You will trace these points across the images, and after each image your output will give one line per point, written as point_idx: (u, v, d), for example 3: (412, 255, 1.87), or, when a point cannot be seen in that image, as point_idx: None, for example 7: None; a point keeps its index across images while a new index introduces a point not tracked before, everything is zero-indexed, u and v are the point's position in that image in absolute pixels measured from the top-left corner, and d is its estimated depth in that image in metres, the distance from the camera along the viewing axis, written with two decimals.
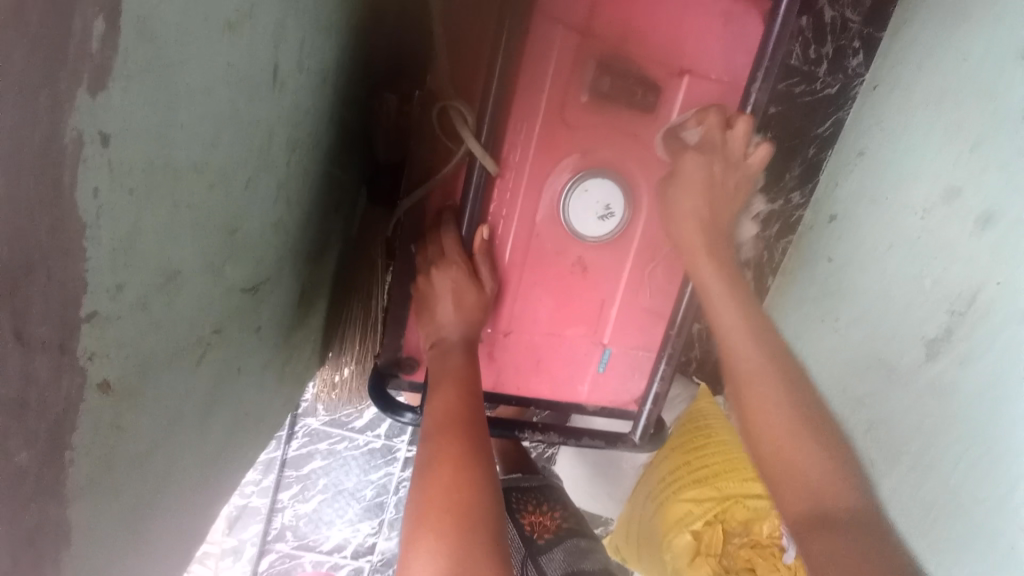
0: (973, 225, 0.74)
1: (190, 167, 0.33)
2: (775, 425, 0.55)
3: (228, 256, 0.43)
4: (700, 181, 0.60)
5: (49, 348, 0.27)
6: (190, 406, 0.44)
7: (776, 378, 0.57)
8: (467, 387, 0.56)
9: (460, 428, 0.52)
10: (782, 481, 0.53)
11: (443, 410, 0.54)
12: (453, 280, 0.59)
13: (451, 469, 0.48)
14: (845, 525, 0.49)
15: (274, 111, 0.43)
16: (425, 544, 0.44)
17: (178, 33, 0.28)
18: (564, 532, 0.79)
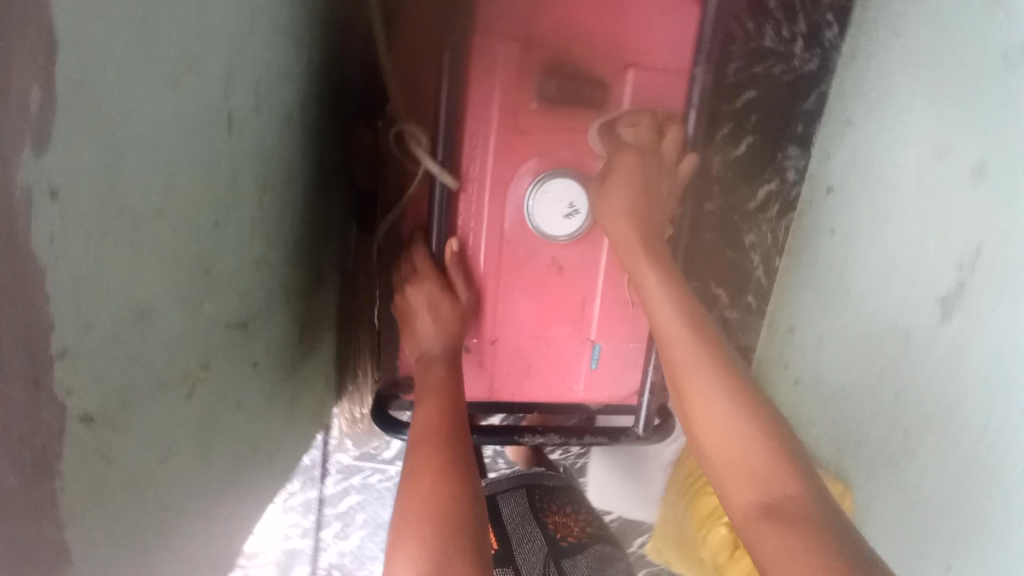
0: (969, 175, 0.74)
1: (149, 210, 0.36)
2: (713, 414, 0.52)
3: (205, 292, 0.46)
4: (634, 176, 0.60)
5: (25, 381, 0.30)
6: (185, 436, 0.47)
7: (708, 362, 0.53)
8: (452, 401, 0.57)
9: (443, 439, 0.53)
10: (730, 474, 0.49)
11: (425, 424, 0.55)
12: (428, 293, 0.62)
13: (431, 479, 0.49)
14: (794, 513, 0.44)
15: (234, 154, 0.47)
16: (404, 556, 0.44)
17: (118, 90, 0.32)
18: (587, 542, 0.84)
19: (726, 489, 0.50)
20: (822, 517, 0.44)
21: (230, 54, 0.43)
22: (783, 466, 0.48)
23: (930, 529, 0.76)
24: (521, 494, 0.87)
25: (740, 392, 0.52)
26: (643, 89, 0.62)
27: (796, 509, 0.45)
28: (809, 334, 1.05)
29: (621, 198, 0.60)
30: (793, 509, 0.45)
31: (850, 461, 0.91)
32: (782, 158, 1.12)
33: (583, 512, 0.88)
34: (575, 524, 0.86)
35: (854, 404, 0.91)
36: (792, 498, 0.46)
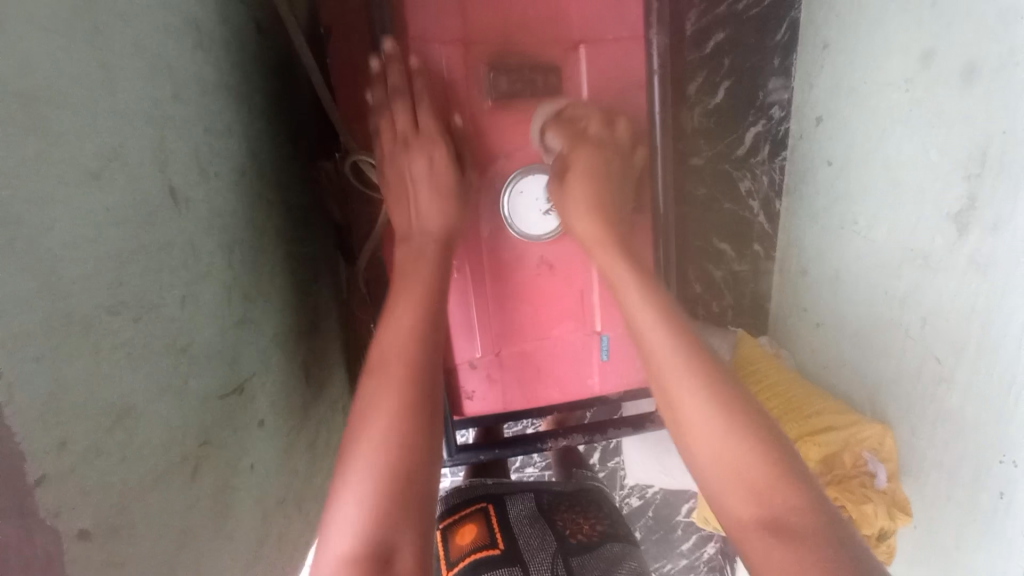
0: (959, 77, 0.70)
1: (102, 311, 0.35)
2: (703, 420, 0.49)
3: (188, 371, 0.45)
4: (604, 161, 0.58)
5: (7, 519, 0.29)
6: (199, 517, 0.46)
7: (691, 368, 0.51)
8: (427, 308, 0.51)
9: (416, 359, 0.48)
10: (728, 485, 0.47)
11: (395, 338, 0.49)
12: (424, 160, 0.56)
13: (389, 413, 0.45)
14: (801, 531, 0.43)
15: (186, 226, 0.45)
16: (353, 491, 0.42)
17: (31, 200, 0.30)
18: (597, 539, 0.83)
19: (720, 503, 0.48)
20: (830, 533, 0.43)
21: (156, 129, 0.41)
22: (782, 477, 0.46)
23: (980, 455, 0.73)
24: (530, 498, 0.90)
25: (728, 399, 0.50)
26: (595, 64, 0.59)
27: (800, 525, 0.43)
28: (824, 271, 1.01)
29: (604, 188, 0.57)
30: (797, 525, 0.43)
31: (886, 399, 0.88)
32: (764, 98, 1.08)
33: (595, 514, 0.89)
34: (585, 521, 0.87)
35: (879, 336, 0.88)
36: (795, 512, 0.44)
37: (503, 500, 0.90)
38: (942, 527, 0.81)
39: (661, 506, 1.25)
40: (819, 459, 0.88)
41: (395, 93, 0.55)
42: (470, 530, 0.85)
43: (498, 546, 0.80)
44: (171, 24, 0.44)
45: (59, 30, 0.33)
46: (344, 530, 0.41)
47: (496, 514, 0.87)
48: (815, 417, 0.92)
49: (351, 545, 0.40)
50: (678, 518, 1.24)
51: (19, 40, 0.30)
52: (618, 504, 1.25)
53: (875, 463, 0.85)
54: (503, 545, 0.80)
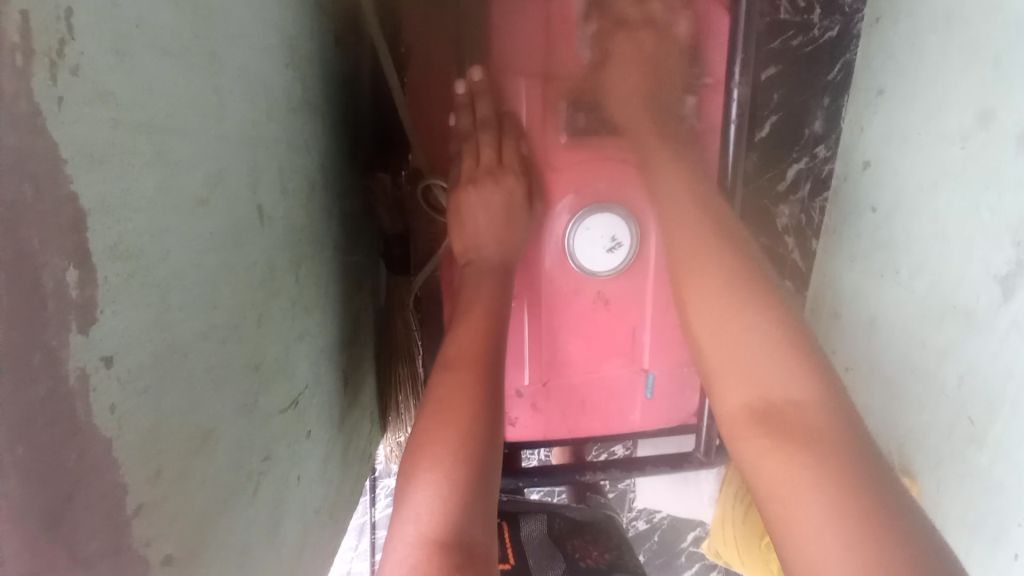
0: (1016, 143, 0.70)
1: (198, 337, 0.35)
2: (711, 300, 0.52)
3: (258, 390, 0.45)
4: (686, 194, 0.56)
5: (105, 556, 0.29)
6: (257, 534, 0.46)
7: (709, 252, 0.53)
8: (495, 325, 0.54)
9: (485, 366, 0.51)
10: (730, 363, 0.50)
11: (465, 348, 0.52)
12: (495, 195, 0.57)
13: (462, 416, 0.47)
14: (791, 415, 0.45)
15: (267, 246, 0.45)
16: (427, 485, 0.44)
17: (152, 234, 0.30)
18: (605, 566, 0.82)
19: (717, 391, 0.51)
20: (823, 420, 0.45)
21: (250, 150, 0.41)
22: (787, 374, 0.47)
23: (1005, 518, 0.73)
24: (543, 519, 0.89)
25: (740, 296, 0.51)
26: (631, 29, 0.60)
27: (793, 414, 0.46)
28: (859, 315, 1.01)
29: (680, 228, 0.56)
30: (792, 414, 0.46)
31: (914, 450, 0.88)
32: (809, 135, 1.08)
33: (605, 543, 0.88)
34: (593, 548, 0.86)
35: (912, 387, 0.88)
36: (791, 401, 0.46)
37: (517, 518, 0.88)
38: None
39: (668, 533, 1.24)
40: None
41: (483, 122, 0.57)
42: None
43: (509, 560, 0.81)
44: (270, 44, 0.44)
45: (178, 52, 0.32)
46: (419, 520, 0.42)
47: (509, 532, 0.86)
48: None
49: (426, 533, 0.41)
50: (683, 545, 1.23)
51: (151, 70, 0.30)
52: (625, 526, 1.24)
53: None
54: (514, 560, 0.81)
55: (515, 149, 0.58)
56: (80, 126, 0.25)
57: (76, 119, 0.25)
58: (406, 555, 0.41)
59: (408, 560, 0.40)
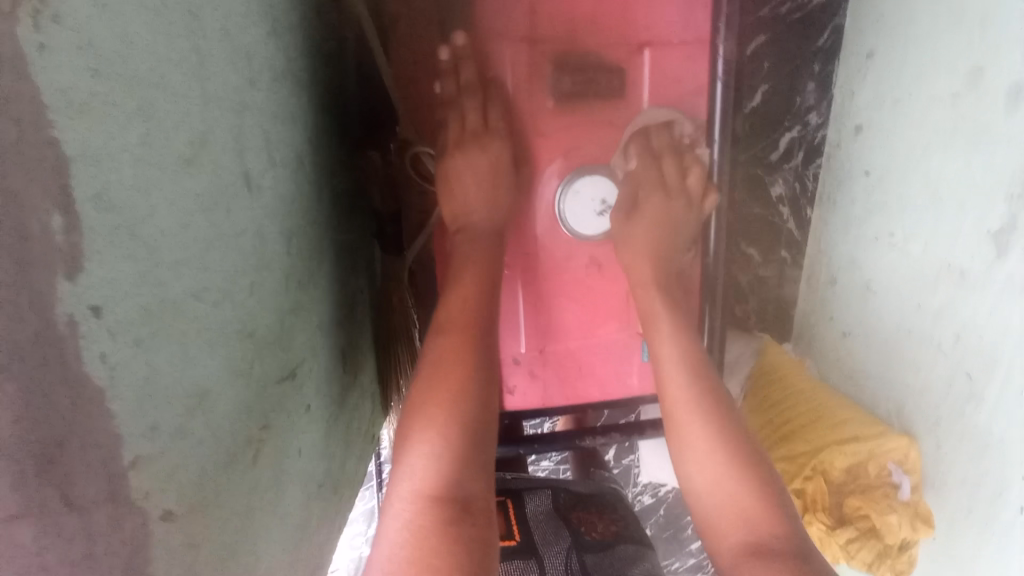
0: (1005, 99, 0.70)
1: (188, 296, 0.35)
2: (699, 431, 0.54)
3: (253, 357, 0.45)
4: (656, 214, 0.60)
5: (101, 504, 0.29)
6: (257, 500, 0.47)
7: (697, 384, 0.56)
8: (490, 286, 0.54)
9: (478, 327, 0.51)
10: (721, 503, 0.51)
11: (462, 310, 0.52)
12: (484, 162, 0.58)
13: (458, 376, 0.48)
14: (781, 551, 0.47)
15: (256, 214, 0.45)
16: (426, 438, 0.44)
17: (136, 188, 0.31)
18: (611, 539, 0.82)
19: (714, 533, 0.51)
20: (810, 560, 0.46)
21: (235, 115, 0.41)
22: (769, 511, 0.50)
23: (1003, 473, 0.73)
24: (547, 495, 0.89)
25: (735, 440, 0.54)
26: (658, 168, 0.61)
27: (783, 550, 0.47)
28: (855, 280, 1.01)
29: (640, 241, 0.59)
30: (781, 551, 0.47)
31: (912, 412, 0.88)
32: (800, 104, 1.08)
33: (611, 514, 0.88)
34: (599, 521, 0.85)
35: (911, 349, 0.88)
36: (778, 539, 0.48)
37: (521, 495, 0.89)
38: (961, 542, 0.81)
39: (674, 506, 1.26)
40: (842, 468, 0.88)
41: (467, 88, 0.57)
42: None
43: (515, 538, 0.81)
44: (251, 10, 0.44)
45: (158, 10, 0.32)
46: (417, 473, 0.43)
47: (513, 510, 0.86)
48: (840, 428, 0.91)
49: (423, 488, 0.42)
50: (689, 518, 1.26)
51: (132, 27, 0.30)
52: (630, 501, 1.25)
53: (899, 473, 0.85)
54: (520, 537, 0.81)
55: (500, 114, 0.58)
56: (64, 73, 0.26)
57: (65, 67, 0.26)
58: (402, 510, 0.41)
59: (405, 514, 0.41)
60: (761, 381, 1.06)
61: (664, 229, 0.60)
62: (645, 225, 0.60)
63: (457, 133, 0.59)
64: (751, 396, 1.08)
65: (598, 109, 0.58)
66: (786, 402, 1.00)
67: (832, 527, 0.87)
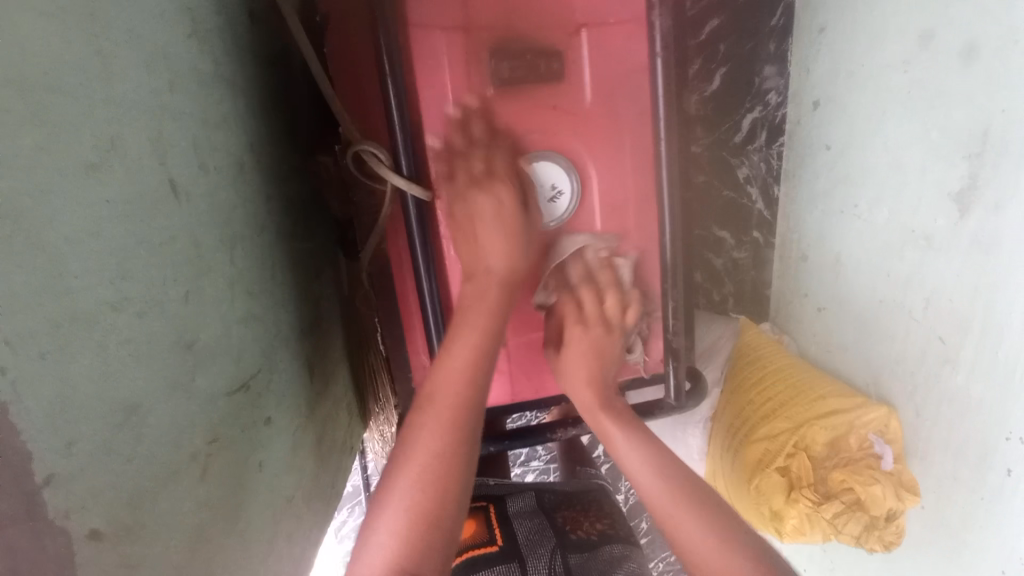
0: (958, 59, 0.70)
1: (105, 307, 0.34)
2: (695, 536, 0.55)
3: (194, 369, 0.44)
4: (589, 348, 0.63)
5: (16, 520, 0.29)
6: (210, 518, 0.45)
7: (685, 494, 0.57)
8: (482, 356, 0.55)
9: (460, 407, 0.53)
10: None
11: (452, 387, 0.54)
12: (494, 205, 0.56)
13: (432, 460, 0.51)
14: None
15: (188, 222, 0.44)
16: (398, 508, 0.49)
17: (35, 194, 0.30)
18: (596, 538, 0.81)
19: None
20: None
21: (155, 121, 0.40)
22: None
23: (985, 435, 0.73)
24: (530, 496, 0.88)
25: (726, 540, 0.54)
26: (579, 304, 0.63)
27: None
28: (826, 255, 1.01)
29: (579, 369, 0.63)
30: None
31: (891, 380, 0.88)
32: (760, 84, 1.08)
33: (596, 512, 0.87)
34: (585, 519, 0.84)
35: (884, 319, 0.88)
36: None
37: (503, 498, 0.88)
38: (949, 509, 0.80)
39: None
40: (824, 443, 0.88)
41: (477, 143, 0.57)
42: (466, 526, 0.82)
43: (497, 542, 0.78)
44: (167, 13, 0.43)
45: (58, 15, 0.32)
46: (388, 534, 0.48)
47: (495, 512, 0.84)
48: (820, 402, 0.90)
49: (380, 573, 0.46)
50: None
51: (24, 31, 0.30)
52: (624, 496, 1.24)
53: (880, 444, 0.86)
54: (502, 541, 0.78)
55: (506, 163, 0.58)
56: None
57: None
58: None
59: None
60: (741, 361, 1.06)
61: (595, 358, 0.63)
62: (579, 357, 0.63)
63: (463, 181, 0.57)
64: (730, 377, 1.07)
65: (540, 95, 0.58)
66: (765, 379, 0.99)
67: (818, 502, 0.86)
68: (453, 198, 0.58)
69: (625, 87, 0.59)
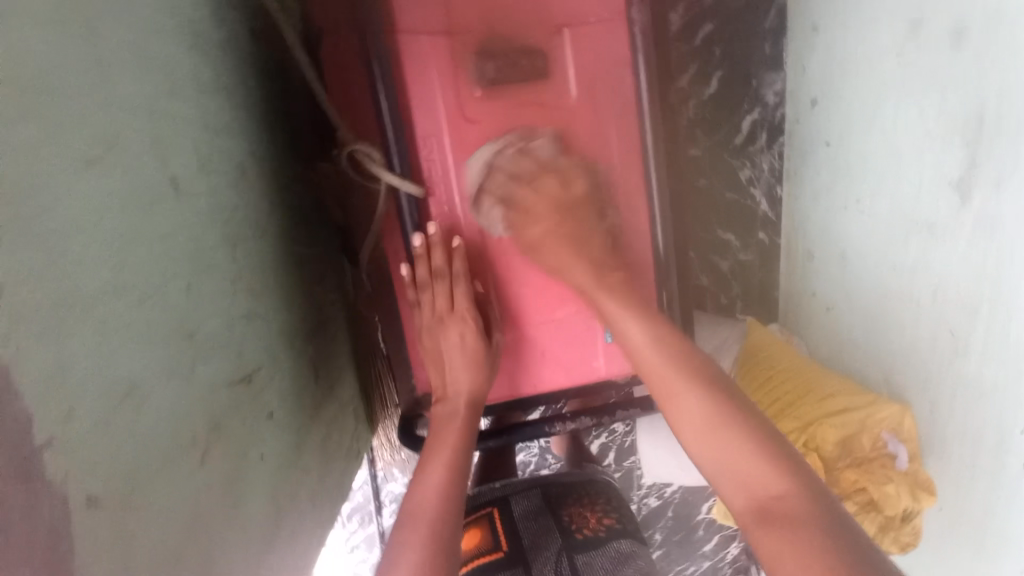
0: (948, 45, 0.70)
1: (106, 289, 0.36)
2: (695, 411, 0.56)
3: (195, 357, 0.46)
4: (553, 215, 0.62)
5: (16, 478, 0.30)
6: (210, 502, 0.47)
7: (684, 379, 0.58)
8: (457, 470, 0.59)
9: (435, 512, 0.55)
10: (732, 467, 0.53)
11: (426, 502, 0.56)
12: (460, 337, 0.64)
13: (416, 565, 0.50)
14: (786, 511, 0.48)
15: (188, 217, 0.47)
16: None
17: (36, 181, 0.32)
18: (604, 534, 0.80)
19: (728, 491, 0.53)
20: (814, 509, 0.48)
21: (153, 123, 0.43)
22: (770, 469, 0.51)
23: (1004, 422, 0.71)
24: (536, 494, 0.87)
25: (729, 406, 0.55)
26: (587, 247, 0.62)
27: (784, 508, 0.49)
28: (831, 251, 1.00)
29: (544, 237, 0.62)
30: (784, 509, 0.49)
31: (903, 373, 0.86)
32: (757, 85, 1.09)
33: (603, 505, 0.85)
34: (590, 514, 0.83)
35: (892, 313, 0.86)
36: (783, 496, 0.49)
37: (507, 499, 0.87)
38: (972, 498, 0.78)
39: (681, 505, 1.22)
40: (835, 441, 0.85)
41: (438, 274, 0.63)
42: (473, 534, 0.83)
43: (502, 549, 0.79)
44: (166, 25, 0.46)
45: (60, 24, 0.35)
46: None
47: (500, 516, 0.84)
48: (830, 399, 0.89)
49: None
50: (700, 517, 1.22)
51: (26, 34, 0.32)
52: (636, 505, 1.21)
53: (895, 444, 0.83)
54: (507, 547, 0.79)
55: (466, 296, 0.64)
56: None
57: None
58: None
59: None
60: (751, 361, 1.04)
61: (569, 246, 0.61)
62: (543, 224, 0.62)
63: (432, 318, 0.65)
64: (740, 377, 1.04)
65: (526, 92, 0.60)
66: (774, 379, 0.98)
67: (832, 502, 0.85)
68: (422, 330, 0.67)
69: (606, 83, 0.61)
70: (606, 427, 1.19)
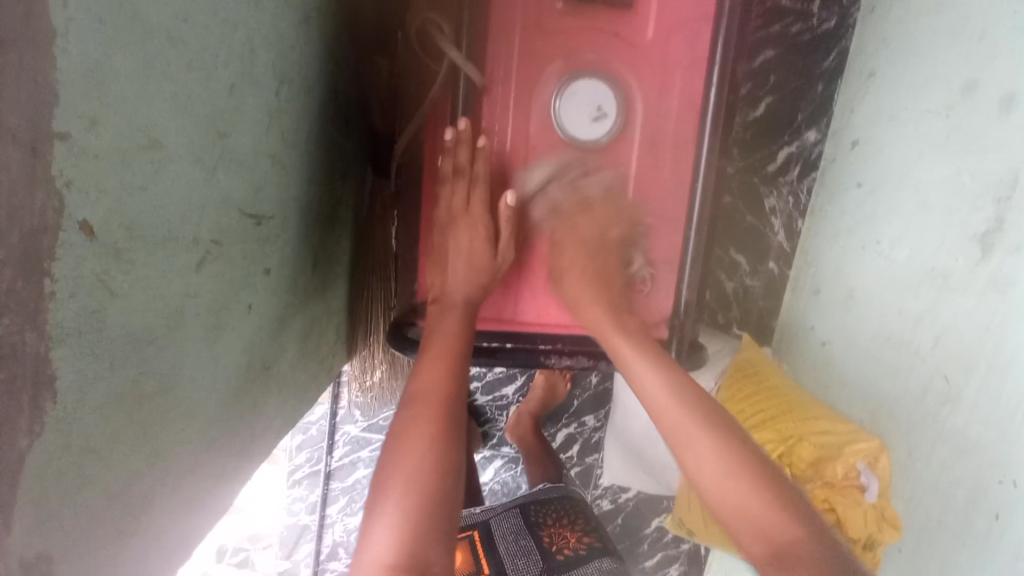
0: (997, 106, 0.71)
1: (162, 32, 0.35)
2: (704, 453, 0.54)
3: (220, 161, 0.44)
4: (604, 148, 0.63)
5: (20, 145, 0.27)
6: (193, 310, 0.44)
7: (694, 415, 0.56)
8: (461, 364, 0.58)
9: (441, 400, 0.54)
10: (740, 511, 0.51)
11: (429, 384, 0.55)
12: (471, 239, 0.62)
13: (423, 446, 0.50)
14: (797, 556, 0.47)
15: (250, 21, 0.45)
16: (385, 518, 0.46)
17: None
18: (585, 553, 0.78)
19: (739, 538, 0.51)
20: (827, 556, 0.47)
21: None
22: (778, 515, 0.50)
23: (976, 479, 0.70)
24: (515, 513, 0.84)
25: (733, 441, 0.54)
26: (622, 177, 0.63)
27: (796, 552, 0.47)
28: (839, 290, 1.00)
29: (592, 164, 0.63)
30: (796, 552, 0.47)
31: (887, 418, 0.85)
32: (801, 119, 1.11)
33: (584, 526, 0.83)
34: (570, 533, 0.81)
35: (890, 357, 0.86)
36: (793, 542, 0.48)
37: (488, 519, 0.84)
38: (930, 551, 0.78)
39: (632, 516, 1.18)
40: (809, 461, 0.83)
41: (459, 170, 0.61)
42: None
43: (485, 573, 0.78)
44: None
45: None
46: (378, 549, 0.44)
47: (480, 538, 0.82)
48: (813, 421, 0.86)
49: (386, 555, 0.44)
50: (647, 531, 1.18)
51: None
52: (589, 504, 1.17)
53: (869, 475, 0.79)
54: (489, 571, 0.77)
55: (481, 200, 0.62)
56: None
57: None
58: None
59: None
60: (735, 372, 1.02)
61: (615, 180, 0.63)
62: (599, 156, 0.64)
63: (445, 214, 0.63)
64: (725, 385, 1.02)
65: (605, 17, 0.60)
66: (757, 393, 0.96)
67: None
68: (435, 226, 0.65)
69: (682, 33, 0.61)
70: (576, 419, 1.13)
